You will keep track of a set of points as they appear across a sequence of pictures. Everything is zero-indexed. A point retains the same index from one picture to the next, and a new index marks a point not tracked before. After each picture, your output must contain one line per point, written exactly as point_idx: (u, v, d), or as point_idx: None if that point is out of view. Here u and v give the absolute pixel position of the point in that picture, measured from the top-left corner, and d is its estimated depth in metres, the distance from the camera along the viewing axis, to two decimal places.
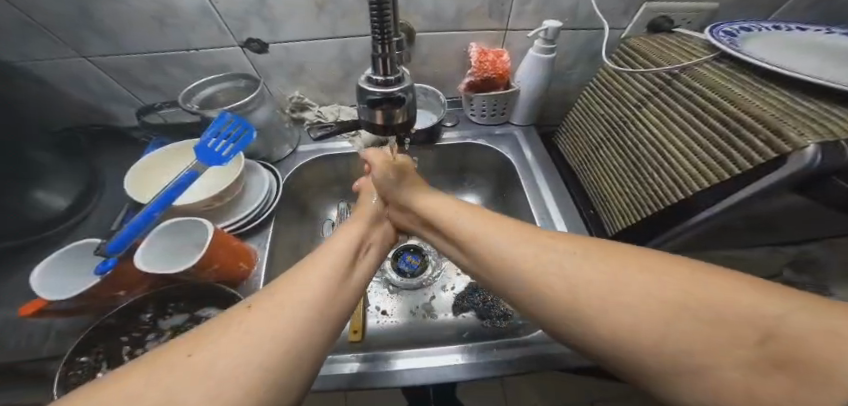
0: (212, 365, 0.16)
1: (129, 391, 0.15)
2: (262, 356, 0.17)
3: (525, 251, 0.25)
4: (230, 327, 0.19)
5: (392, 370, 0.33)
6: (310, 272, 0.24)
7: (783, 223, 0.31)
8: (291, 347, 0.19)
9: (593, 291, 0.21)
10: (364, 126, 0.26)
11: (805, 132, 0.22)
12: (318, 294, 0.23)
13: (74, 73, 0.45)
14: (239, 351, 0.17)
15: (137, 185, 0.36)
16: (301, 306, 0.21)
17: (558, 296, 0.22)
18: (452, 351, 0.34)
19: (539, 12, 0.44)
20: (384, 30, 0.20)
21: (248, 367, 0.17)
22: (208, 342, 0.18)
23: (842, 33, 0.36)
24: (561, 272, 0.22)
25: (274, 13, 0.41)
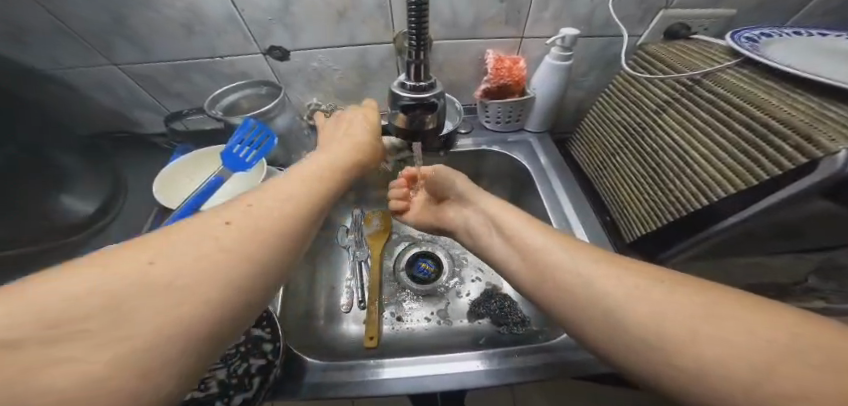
0: (144, 266, 0.15)
1: (37, 294, 0.12)
2: (185, 279, 0.15)
3: (586, 263, 0.23)
4: (165, 240, 0.17)
5: (375, 378, 0.32)
6: (269, 191, 0.22)
7: (810, 230, 0.30)
8: (233, 269, 0.16)
9: (645, 306, 0.18)
10: (393, 130, 0.26)
11: (837, 138, 0.22)
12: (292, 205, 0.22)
13: (102, 81, 0.47)
14: (168, 272, 0.15)
15: (166, 191, 0.37)
16: (252, 224, 0.19)
17: (614, 311, 0.19)
18: (479, 356, 0.34)
19: (556, 19, 0.44)
20: (420, 38, 0.21)
21: (169, 291, 0.14)
22: (142, 248, 0.16)
23: None
24: (605, 287, 0.20)
25: (297, 22, 0.42)
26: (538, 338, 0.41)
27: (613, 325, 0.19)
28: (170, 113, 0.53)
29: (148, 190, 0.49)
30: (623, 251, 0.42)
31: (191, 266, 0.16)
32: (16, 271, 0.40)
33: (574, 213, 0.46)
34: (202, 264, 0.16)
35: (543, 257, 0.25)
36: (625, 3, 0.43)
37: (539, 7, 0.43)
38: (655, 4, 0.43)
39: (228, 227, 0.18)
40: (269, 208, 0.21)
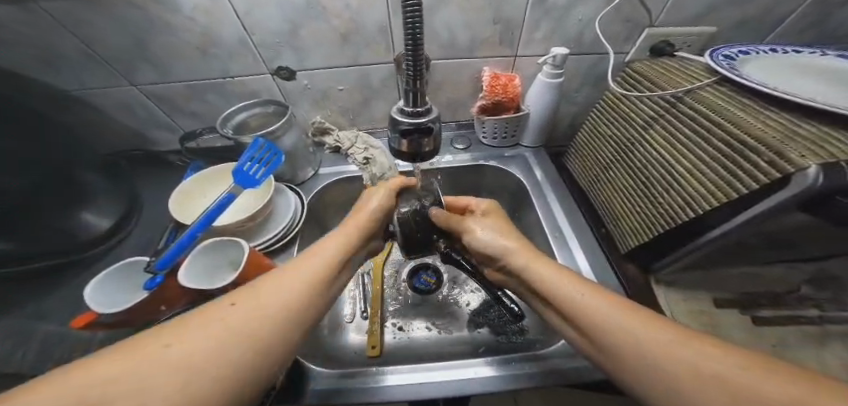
0: (171, 352, 0.19)
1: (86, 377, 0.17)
2: (250, 341, 0.22)
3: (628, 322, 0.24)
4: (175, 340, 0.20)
5: (381, 384, 0.34)
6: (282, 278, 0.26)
7: (793, 239, 0.31)
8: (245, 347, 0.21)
9: (658, 349, 0.22)
10: (393, 151, 0.28)
11: (807, 154, 0.23)
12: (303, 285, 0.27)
13: (122, 101, 0.50)
14: (169, 372, 0.18)
15: (181, 206, 0.39)
16: (289, 295, 0.25)
17: (643, 351, 0.22)
18: (488, 362, 0.35)
19: (547, 39, 0.47)
20: (416, 69, 0.23)
21: (234, 356, 0.21)
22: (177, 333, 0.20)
23: (838, 55, 0.38)
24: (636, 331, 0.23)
25: (303, 45, 0.44)
26: (537, 346, 0.42)
27: (644, 367, 0.22)
28: (184, 131, 0.56)
29: (161, 206, 0.52)
30: (619, 261, 0.43)
31: (247, 331, 0.22)
32: (37, 282, 0.42)
33: (570, 225, 0.48)
34: (259, 327, 0.23)
35: (588, 311, 0.26)
36: (612, 23, 0.45)
37: (532, 27, 0.45)
38: (640, 23, 0.46)
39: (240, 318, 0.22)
40: (299, 282, 0.26)
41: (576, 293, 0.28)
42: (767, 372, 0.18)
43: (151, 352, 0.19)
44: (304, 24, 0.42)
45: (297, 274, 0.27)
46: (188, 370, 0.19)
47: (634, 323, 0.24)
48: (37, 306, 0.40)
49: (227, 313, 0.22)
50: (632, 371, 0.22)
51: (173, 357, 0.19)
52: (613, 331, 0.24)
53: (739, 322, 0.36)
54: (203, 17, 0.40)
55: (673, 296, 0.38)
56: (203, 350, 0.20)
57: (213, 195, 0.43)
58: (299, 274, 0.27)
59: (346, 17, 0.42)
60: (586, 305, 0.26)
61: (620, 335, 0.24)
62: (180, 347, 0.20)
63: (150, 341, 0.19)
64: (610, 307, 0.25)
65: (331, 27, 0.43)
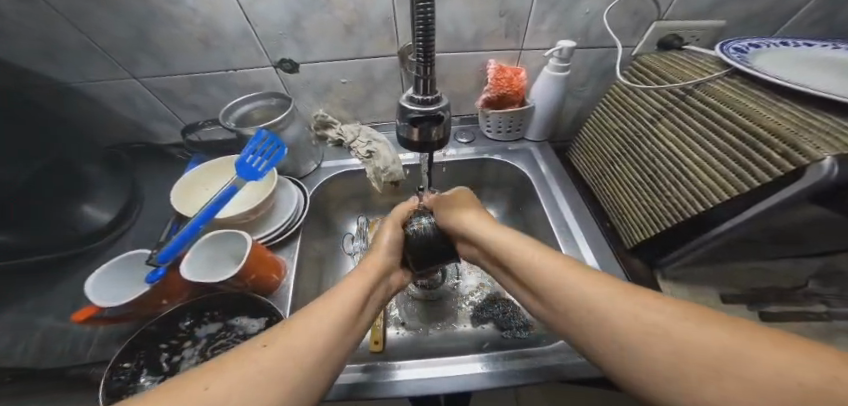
0: (202, 393, 0.18)
1: None
2: (285, 384, 0.20)
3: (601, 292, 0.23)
4: (206, 384, 0.18)
5: (393, 380, 0.33)
6: (314, 313, 0.25)
7: (804, 233, 0.31)
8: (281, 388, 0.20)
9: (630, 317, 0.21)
10: (401, 141, 0.28)
11: (822, 146, 0.23)
12: (340, 312, 0.26)
13: (122, 94, 0.49)
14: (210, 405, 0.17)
15: (183, 198, 0.39)
16: (323, 334, 0.23)
17: (645, 343, 0.20)
18: (480, 359, 0.35)
19: (554, 31, 0.46)
20: (427, 56, 0.22)
21: (270, 402, 0.19)
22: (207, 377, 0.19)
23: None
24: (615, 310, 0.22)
25: (306, 36, 0.44)
26: (542, 341, 0.42)
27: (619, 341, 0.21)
28: (185, 124, 0.55)
29: (162, 199, 0.51)
30: (624, 256, 0.43)
31: (281, 371, 0.20)
32: (39, 276, 0.41)
33: (574, 220, 0.47)
34: (300, 364, 0.21)
35: (563, 283, 0.25)
36: (619, 16, 0.45)
37: (538, 20, 0.44)
38: (647, 16, 0.45)
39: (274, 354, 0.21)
40: (332, 322, 0.25)
41: (550, 264, 0.27)
42: (749, 340, 0.17)
43: (189, 396, 0.17)
44: (307, 15, 0.42)
45: (328, 311, 0.25)
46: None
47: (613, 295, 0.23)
48: (39, 300, 0.39)
49: (261, 355, 0.21)
50: (632, 360, 0.20)
51: (210, 403, 0.17)
52: (586, 307, 0.23)
53: (747, 317, 0.35)
54: (204, 7, 0.39)
55: (680, 291, 0.38)
56: (239, 395, 0.18)
57: (215, 188, 0.42)
58: (331, 311, 0.25)
59: (350, 8, 0.41)
60: (555, 273, 0.27)
61: (591, 309, 0.23)
62: (217, 391, 0.18)
63: (185, 388, 0.18)
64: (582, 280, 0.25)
65: (335, 18, 0.42)
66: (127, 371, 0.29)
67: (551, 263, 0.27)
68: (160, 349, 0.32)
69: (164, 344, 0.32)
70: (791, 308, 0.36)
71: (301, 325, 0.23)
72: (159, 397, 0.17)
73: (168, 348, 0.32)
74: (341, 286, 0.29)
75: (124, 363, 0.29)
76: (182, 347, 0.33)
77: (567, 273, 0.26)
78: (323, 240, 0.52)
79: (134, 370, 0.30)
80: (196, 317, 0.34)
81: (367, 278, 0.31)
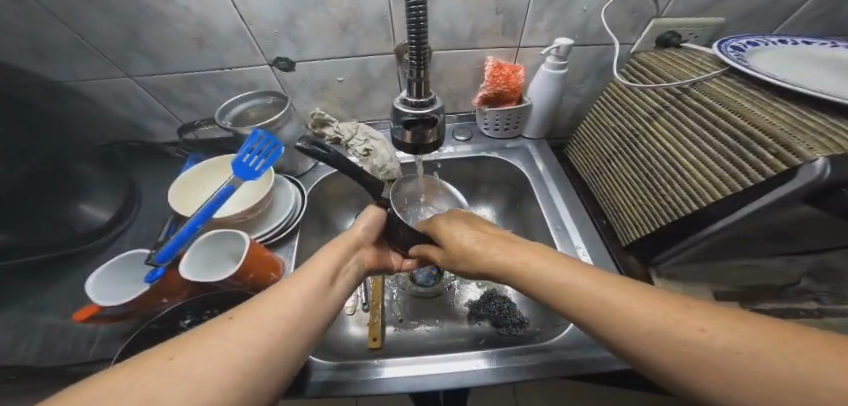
0: (165, 365, 0.18)
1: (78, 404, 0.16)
2: (248, 360, 0.20)
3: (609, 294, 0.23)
4: (172, 356, 0.19)
5: (385, 377, 0.34)
6: (286, 286, 0.26)
7: (797, 231, 0.31)
8: (245, 360, 0.20)
9: (645, 318, 0.21)
10: (396, 143, 0.28)
11: (814, 147, 0.23)
12: (307, 290, 0.26)
13: (117, 92, 0.49)
14: (173, 374, 0.18)
15: (180, 198, 0.39)
16: (291, 310, 0.24)
17: (682, 367, 0.19)
18: (485, 356, 0.35)
19: (551, 29, 0.46)
20: (420, 58, 0.22)
21: (242, 373, 0.20)
22: (170, 350, 0.19)
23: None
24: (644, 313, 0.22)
25: (302, 35, 0.44)
26: (536, 339, 0.43)
27: (653, 351, 0.20)
28: (182, 122, 0.55)
29: (159, 198, 0.51)
30: (619, 254, 0.44)
31: (246, 347, 0.21)
32: (40, 274, 0.42)
33: (571, 217, 0.48)
34: (260, 340, 0.21)
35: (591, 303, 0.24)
36: (617, 14, 0.44)
37: (535, 17, 0.44)
38: (646, 14, 0.45)
39: (236, 329, 0.21)
40: (299, 298, 0.25)
41: (558, 272, 0.26)
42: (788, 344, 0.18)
43: (155, 366, 0.18)
44: (302, 14, 0.41)
45: (294, 289, 0.26)
46: (193, 387, 0.18)
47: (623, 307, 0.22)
48: (40, 299, 0.40)
49: (228, 329, 0.21)
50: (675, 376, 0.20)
51: (171, 374, 0.18)
52: (608, 313, 0.23)
53: None
54: (197, 6, 0.39)
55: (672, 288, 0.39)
56: (204, 370, 0.19)
57: (212, 187, 0.42)
58: (295, 290, 0.26)
59: (346, 7, 0.41)
60: (555, 279, 0.26)
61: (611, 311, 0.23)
62: (179, 362, 0.19)
63: (146, 362, 0.18)
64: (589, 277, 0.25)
65: (331, 16, 0.42)
66: None
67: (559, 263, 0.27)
68: (161, 346, 0.32)
69: (165, 341, 0.33)
70: (783, 306, 0.37)
71: (263, 302, 0.24)
72: (120, 372, 0.18)
73: None
74: (310, 265, 0.29)
75: (126, 360, 0.30)
76: None
77: (575, 276, 0.25)
78: (320, 238, 0.52)
79: None
80: (196, 316, 0.34)
81: (336, 258, 0.31)
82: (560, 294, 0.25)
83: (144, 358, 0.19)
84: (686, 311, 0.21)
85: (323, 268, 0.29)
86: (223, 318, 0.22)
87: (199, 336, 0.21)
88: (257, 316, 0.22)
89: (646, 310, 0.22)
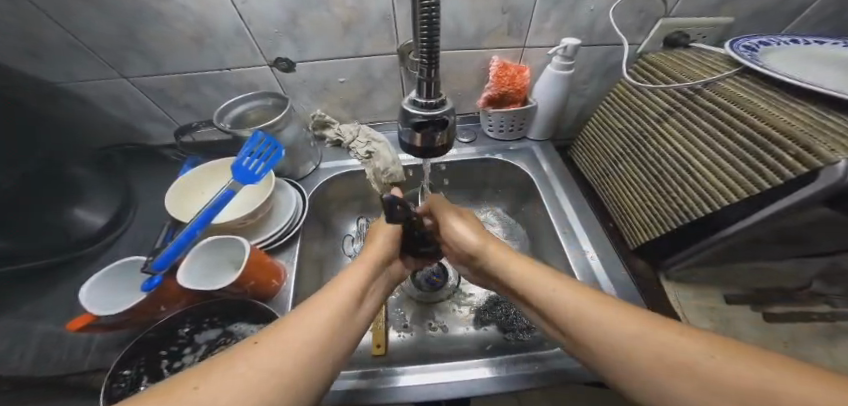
0: (190, 393, 0.17)
1: None
2: (278, 382, 0.19)
3: (568, 294, 0.26)
4: (200, 382, 0.18)
5: (394, 386, 0.33)
6: (318, 303, 0.25)
7: (811, 233, 0.31)
8: (274, 387, 0.19)
9: (616, 336, 0.22)
10: (403, 147, 0.27)
11: (836, 147, 0.22)
12: (338, 309, 0.25)
13: (112, 93, 0.48)
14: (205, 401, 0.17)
15: (177, 204, 0.38)
16: (320, 329, 0.23)
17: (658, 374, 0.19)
18: (494, 363, 0.34)
19: (558, 29, 0.45)
20: (431, 57, 0.21)
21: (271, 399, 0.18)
22: (194, 380, 0.18)
23: None
24: (614, 329, 0.22)
25: (303, 34, 0.42)
26: (545, 344, 0.42)
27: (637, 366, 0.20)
28: (180, 125, 0.54)
29: (157, 202, 0.50)
30: (627, 257, 0.43)
31: (281, 367, 0.20)
32: (34, 281, 0.40)
33: (577, 220, 0.47)
34: (290, 363, 0.20)
35: (574, 315, 0.25)
36: (625, 14, 0.44)
37: (542, 18, 0.43)
38: (653, 14, 0.44)
39: (267, 352, 0.20)
40: (325, 318, 0.24)
41: (537, 281, 0.28)
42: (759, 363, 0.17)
43: (179, 397, 0.17)
44: (304, 14, 0.40)
45: (324, 306, 0.25)
46: None
47: (599, 318, 0.23)
48: (31, 308, 0.38)
49: (254, 352, 0.20)
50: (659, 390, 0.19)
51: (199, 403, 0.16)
52: (588, 324, 0.24)
53: (753, 318, 0.35)
54: (195, 5, 0.38)
55: (684, 292, 0.38)
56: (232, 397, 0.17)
57: (211, 191, 0.41)
58: (325, 308, 0.25)
59: (349, 5, 0.40)
60: (529, 281, 0.29)
61: (586, 318, 0.24)
62: (207, 390, 0.17)
63: (173, 389, 0.17)
64: (564, 289, 0.26)
65: (334, 16, 0.41)
66: (128, 378, 0.28)
67: (538, 273, 0.29)
68: (160, 356, 0.31)
69: (164, 350, 0.32)
70: (795, 309, 0.35)
71: (293, 324, 0.23)
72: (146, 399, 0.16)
73: (169, 354, 0.32)
74: (334, 286, 0.28)
75: (124, 370, 0.29)
76: (183, 353, 0.32)
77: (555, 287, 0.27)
78: (322, 242, 0.51)
79: (134, 376, 0.29)
80: (195, 323, 0.33)
81: (363, 275, 0.30)
82: (552, 311, 0.26)
83: (163, 389, 0.17)
84: (658, 323, 0.22)
85: (348, 291, 0.27)
86: (248, 342, 0.21)
87: (228, 361, 0.19)
88: (289, 338, 0.21)
89: (624, 324, 0.22)
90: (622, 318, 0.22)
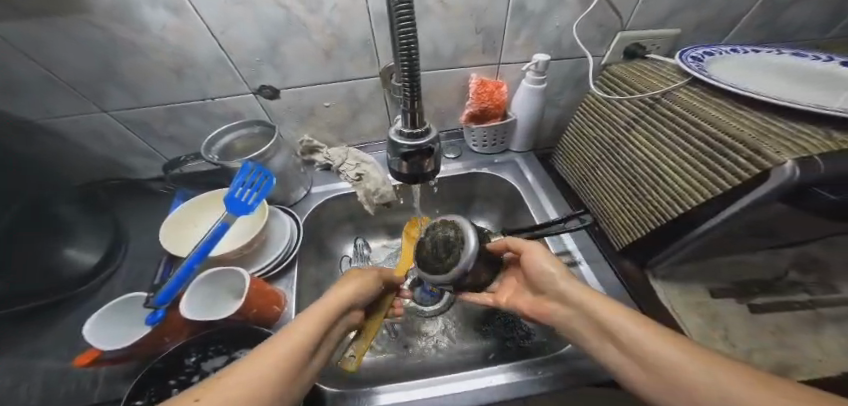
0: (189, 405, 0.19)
1: None
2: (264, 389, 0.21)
3: (631, 326, 0.25)
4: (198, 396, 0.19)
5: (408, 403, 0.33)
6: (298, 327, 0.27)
7: (777, 225, 0.33)
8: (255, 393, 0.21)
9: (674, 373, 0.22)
10: (393, 174, 0.28)
11: (782, 150, 0.24)
12: (314, 331, 0.27)
13: (93, 128, 0.48)
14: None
15: (171, 237, 0.38)
16: (298, 350, 0.24)
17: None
18: (500, 370, 0.35)
19: (528, 45, 0.48)
20: (413, 89, 0.23)
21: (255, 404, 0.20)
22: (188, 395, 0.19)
23: (793, 53, 0.40)
24: (675, 366, 0.22)
25: (284, 63, 0.44)
26: (543, 351, 0.43)
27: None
28: (166, 157, 0.55)
29: (150, 235, 0.50)
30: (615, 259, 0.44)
31: (265, 378, 0.22)
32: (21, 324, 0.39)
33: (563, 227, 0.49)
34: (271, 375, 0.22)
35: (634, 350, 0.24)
36: (587, 28, 0.47)
37: (512, 36, 0.46)
38: (612, 28, 0.48)
39: (253, 367, 0.22)
40: (297, 340, 0.25)
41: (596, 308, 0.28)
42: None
43: None
44: (283, 42, 0.42)
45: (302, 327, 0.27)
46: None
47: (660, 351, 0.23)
48: (20, 353, 0.37)
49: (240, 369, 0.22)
50: None
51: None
52: (645, 358, 0.24)
53: (739, 310, 0.37)
54: (174, 37, 0.39)
55: (671, 289, 0.39)
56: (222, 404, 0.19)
57: (205, 223, 0.42)
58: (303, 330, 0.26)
59: (328, 33, 0.42)
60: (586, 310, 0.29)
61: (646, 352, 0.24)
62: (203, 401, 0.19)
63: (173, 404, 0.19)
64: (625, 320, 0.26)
65: (314, 43, 0.43)
66: None
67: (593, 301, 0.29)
68: (169, 385, 0.31)
69: (172, 380, 0.31)
70: (777, 299, 0.38)
71: (276, 344, 0.24)
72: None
73: (177, 384, 0.31)
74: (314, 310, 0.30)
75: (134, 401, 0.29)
76: (190, 382, 0.32)
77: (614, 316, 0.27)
78: (318, 266, 0.52)
79: None
80: (201, 352, 0.33)
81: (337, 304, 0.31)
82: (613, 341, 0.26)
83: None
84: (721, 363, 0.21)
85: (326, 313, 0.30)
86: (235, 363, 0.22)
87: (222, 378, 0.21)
88: (271, 353, 0.23)
89: (684, 362, 0.22)
90: (660, 347, 0.23)
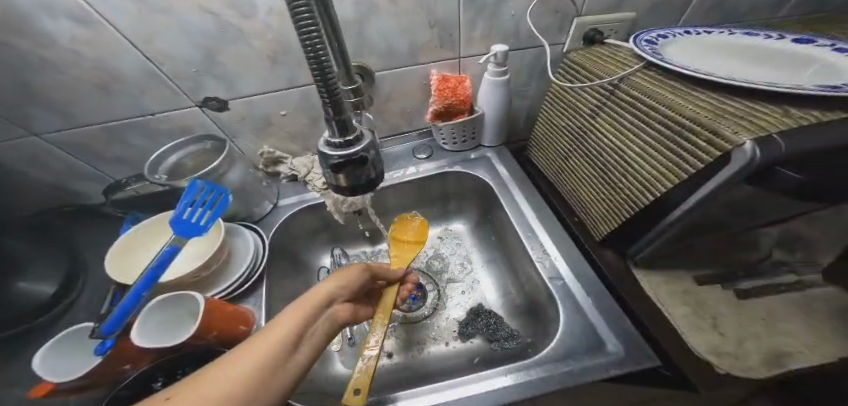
0: None
1: None
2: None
3: None
4: None
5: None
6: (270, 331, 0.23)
7: (749, 205, 0.32)
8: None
9: None
10: (330, 186, 0.27)
11: (739, 130, 0.23)
12: (290, 335, 0.23)
13: (30, 154, 0.43)
14: None
15: (119, 267, 0.36)
16: (266, 357, 0.21)
17: None
18: (509, 371, 0.33)
19: (486, 37, 0.46)
20: (330, 96, 0.20)
21: None
22: None
23: (743, 33, 0.40)
24: None
25: (227, 72, 0.42)
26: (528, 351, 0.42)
27: None
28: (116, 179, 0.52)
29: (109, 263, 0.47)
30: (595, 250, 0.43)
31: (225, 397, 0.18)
32: None
33: (538, 223, 0.47)
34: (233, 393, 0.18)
35: None
36: (541, 15, 0.46)
37: (468, 27, 0.44)
38: (568, 13, 0.46)
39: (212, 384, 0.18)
40: (270, 343, 0.22)
41: None
42: None
43: None
44: (221, 50, 0.40)
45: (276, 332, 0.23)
46: None
47: None
48: None
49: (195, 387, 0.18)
50: None
51: None
52: None
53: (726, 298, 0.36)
54: (86, 49, 0.36)
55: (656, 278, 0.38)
56: None
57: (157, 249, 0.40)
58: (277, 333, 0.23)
59: (270, 38, 0.41)
60: None
61: None
62: None
63: None
64: None
65: (255, 50, 0.41)
66: None
67: None
68: None
69: None
70: (761, 283, 0.37)
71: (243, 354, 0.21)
72: None
73: None
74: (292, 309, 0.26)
75: None
76: None
77: None
78: (292, 280, 0.50)
79: None
80: (169, 376, 0.31)
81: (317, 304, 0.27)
82: None
83: None
84: None
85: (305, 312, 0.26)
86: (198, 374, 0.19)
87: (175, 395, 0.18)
88: (234, 368, 0.19)
89: None
90: None
